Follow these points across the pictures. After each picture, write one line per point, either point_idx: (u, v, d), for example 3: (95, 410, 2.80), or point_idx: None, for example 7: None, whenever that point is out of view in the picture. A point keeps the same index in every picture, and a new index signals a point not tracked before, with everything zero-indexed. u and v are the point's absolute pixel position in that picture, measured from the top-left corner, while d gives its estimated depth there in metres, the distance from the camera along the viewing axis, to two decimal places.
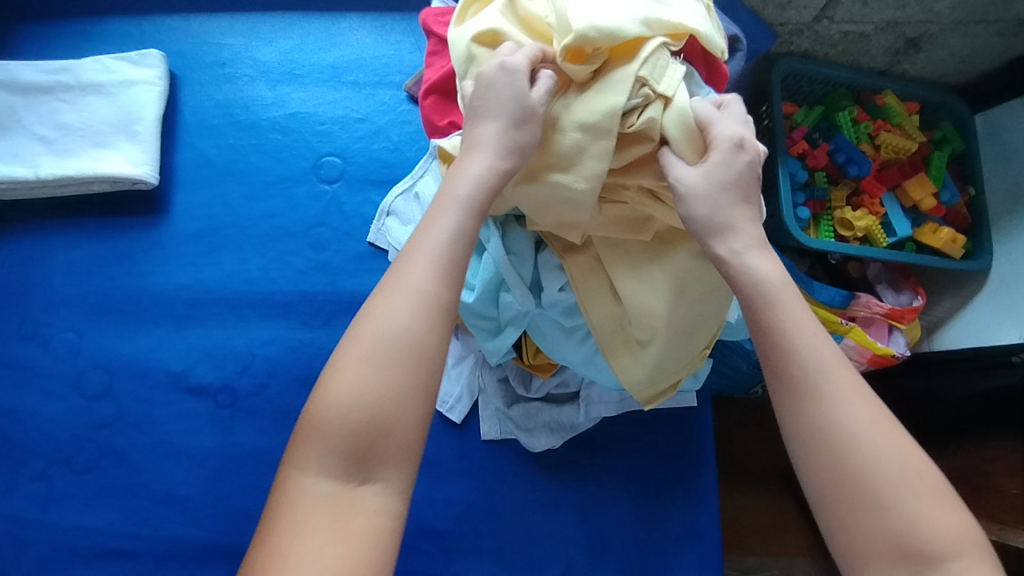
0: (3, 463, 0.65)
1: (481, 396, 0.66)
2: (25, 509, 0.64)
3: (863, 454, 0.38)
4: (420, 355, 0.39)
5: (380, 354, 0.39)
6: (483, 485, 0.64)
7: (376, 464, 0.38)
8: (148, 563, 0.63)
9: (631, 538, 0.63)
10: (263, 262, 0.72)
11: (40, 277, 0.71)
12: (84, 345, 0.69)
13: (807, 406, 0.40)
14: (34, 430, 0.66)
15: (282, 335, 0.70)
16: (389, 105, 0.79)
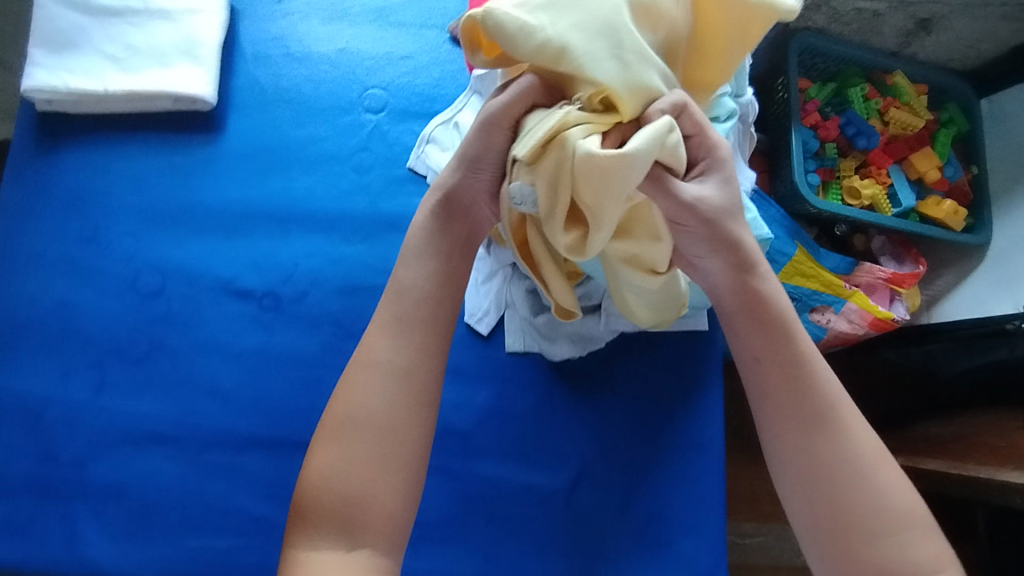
0: (63, 348, 0.71)
1: (508, 310, 0.68)
2: (81, 392, 0.70)
3: (863, 490, 0.47)
4: (388, 429, 0.48)
5: (353, 436, 0.48)
6: (506, 392, 0.67)
7: (359, 531, 0.46)
8: (192, 448, 0.67)
9: (639, 448, 0.64)
10: (309, 182, 0.76)
11: (103, 185, 0.76)
12: (139, 249, 0.74)
13: (821, 444, 0.48)
14: (90, 322, 0.72)
15: (325, 248, 0.73)
16: (433, 44, 0.81)
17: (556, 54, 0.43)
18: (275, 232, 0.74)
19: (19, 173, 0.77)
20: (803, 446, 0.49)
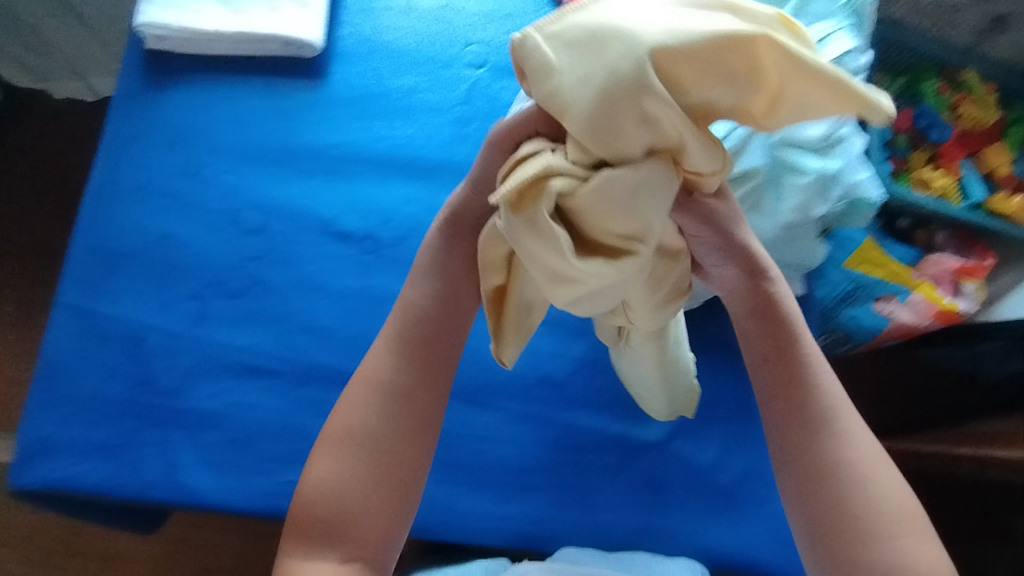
0: (172, 278, 0.88)
1: None
2: (181, 322, 0.86)
3: (859, 487, 0.53)
4: (373, 442, 0.55)
5: (344, 451, 0.55)
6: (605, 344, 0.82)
7: (346, 538, 0.53)
8: (290, 380, 0.83)
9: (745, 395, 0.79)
10: (409, 133, 0.95)
11: (203, 123, 0.96)
12: (242, 186, 0.93)
13: (819, 441, 0.55)
14: (192, 256, 0.89)
15: (418, 195, 0.92)
16: (533, 9, 1.02)
17: (563, 104, 0.43)
18: (362, 177, 0.93)
19: (128, 106, 0.97)
20: (810, 450, 0.55)
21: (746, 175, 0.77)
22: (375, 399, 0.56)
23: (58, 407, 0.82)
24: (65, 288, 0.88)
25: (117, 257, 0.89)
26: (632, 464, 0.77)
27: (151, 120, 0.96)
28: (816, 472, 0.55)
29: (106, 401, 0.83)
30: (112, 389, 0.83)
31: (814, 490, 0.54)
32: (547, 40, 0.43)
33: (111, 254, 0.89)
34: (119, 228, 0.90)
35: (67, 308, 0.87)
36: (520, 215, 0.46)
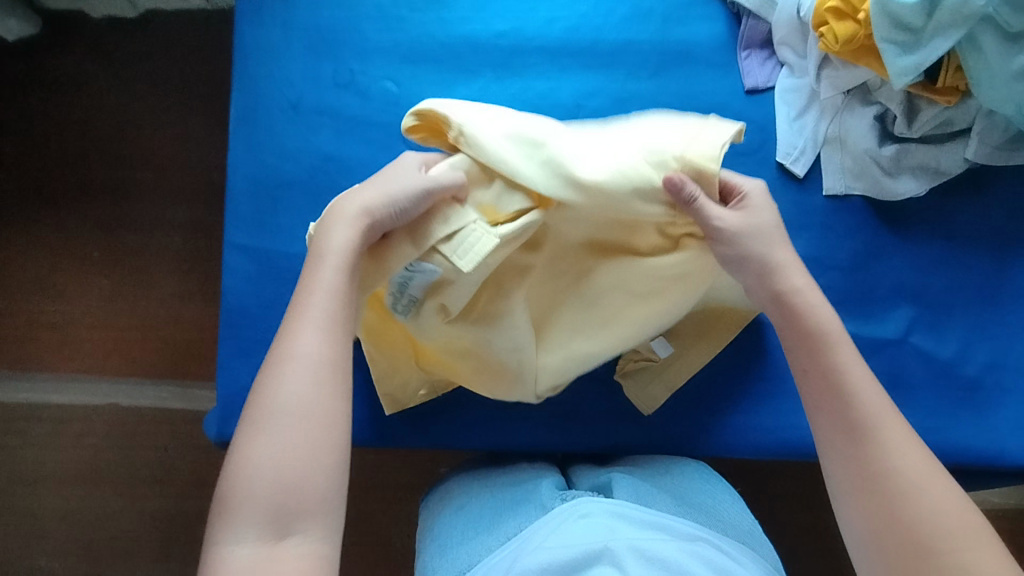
0: (251, 197, 0.74)
1: (826, 150, 0.70)
2: (256, 240, 0.73)
3: (918, 497, 0.48)
4: (320, 416, 0.48)
5: (280, 422, 0.47)
6: (826, 236, 0.71)
7: (296, 519, 0.46)
8: None
9: (969, 294, 0.72)
10: (585, 11, 0.75)
11: (310, 9, 0.76)
12: (304, 94, 0.75)
13: (868, 448, 0.51)
14: (256, 165, 0.74)
15: (608, 87, 0.73)
16: None
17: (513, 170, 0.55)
18: (553, 69, 0.74)
19: (257, 7, 0.76)
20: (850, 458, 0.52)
21: (961, 12, 0.57)
22: (299, 379, 0.48)
23: (247, 364, 0.72)
24: (230, 227, 0.74)
25: (276, 192, 0.74)
26: (746, 390, 0.73)
27: (264, 16, 0.76)
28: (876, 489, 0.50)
29: (242, 323, 0.73)
30: (269, 336, 0.73)
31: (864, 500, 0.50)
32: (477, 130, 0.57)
33: (273, 185, 0.74)
34: (258, 171, 0.74)
35: (236, 250, 0.73)
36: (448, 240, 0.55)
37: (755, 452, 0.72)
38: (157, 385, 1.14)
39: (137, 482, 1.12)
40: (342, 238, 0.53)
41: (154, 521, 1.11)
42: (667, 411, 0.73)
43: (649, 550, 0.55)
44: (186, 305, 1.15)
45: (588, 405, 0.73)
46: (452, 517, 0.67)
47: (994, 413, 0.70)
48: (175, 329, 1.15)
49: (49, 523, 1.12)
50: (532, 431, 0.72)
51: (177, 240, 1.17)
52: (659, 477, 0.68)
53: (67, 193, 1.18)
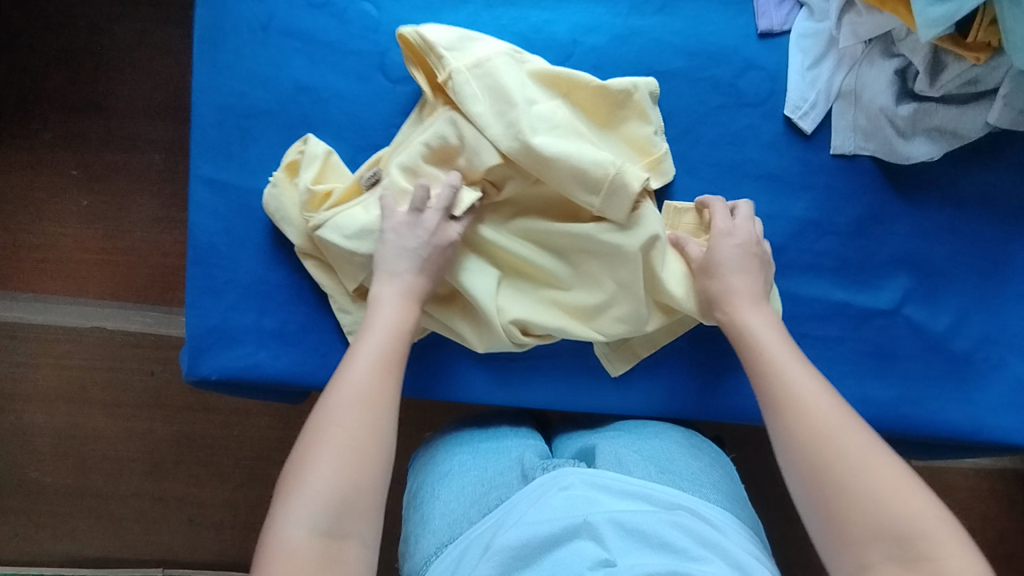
0: (218, 128, 0.69)
1: (838, 105, 0.66)
2: (224, 174, 0.69)
3: (835, 450, 0.49)
4: (380, 436, 0.52)
5: (346, 441, 0.51)
6: (828, 200, 0.67)
7: (350, 523, 0.49)
8: None
9: (972, 266, 0.68)
10: None
11: None
12: (275, 14, 0.68)
13: (790, 421, 0.52)
14: (222, 93, 0.68)
15: (608, 22, 0.67)
16: None
17: (483, 126, 0.60)
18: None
19: None
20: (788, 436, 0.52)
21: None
22: (359, 405, 0.53)
23: (217, 304, 0.70)
24: (196, 159, 0.69)
25: (244, 122, 0.68)
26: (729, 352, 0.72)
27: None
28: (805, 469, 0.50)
29: (212, 260, 0.70)
30: (240, 277, 0.70)
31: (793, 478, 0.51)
32: (470, 71, 0.61)
33: (241, 114, 0.68)
34: (226, 98, 0.68)
35: (204, 184, 0.69)
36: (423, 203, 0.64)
37: (732, 415, 0.72)
38: (139, 310, 1.12)
39: (120, 405, 1.11)
40: (389, 320, 0.59)
41: (139, 443, 1.12)
42: (648, 371, 0.72)
43: (630, 522, 0.54)
44: (167, 230, 1.12)
45: (568, 361, 0.72)
46: (433, 486, 0.69)
47: (980, 388, 0.69)
48: (156, 253, 1.12)
49: (33, 442, 1.12)
50: (507, 386, 0.71)
51: (156, 161, 1.12)
52: (641, 442, 0.67)
53: (42, 104, 1.12)
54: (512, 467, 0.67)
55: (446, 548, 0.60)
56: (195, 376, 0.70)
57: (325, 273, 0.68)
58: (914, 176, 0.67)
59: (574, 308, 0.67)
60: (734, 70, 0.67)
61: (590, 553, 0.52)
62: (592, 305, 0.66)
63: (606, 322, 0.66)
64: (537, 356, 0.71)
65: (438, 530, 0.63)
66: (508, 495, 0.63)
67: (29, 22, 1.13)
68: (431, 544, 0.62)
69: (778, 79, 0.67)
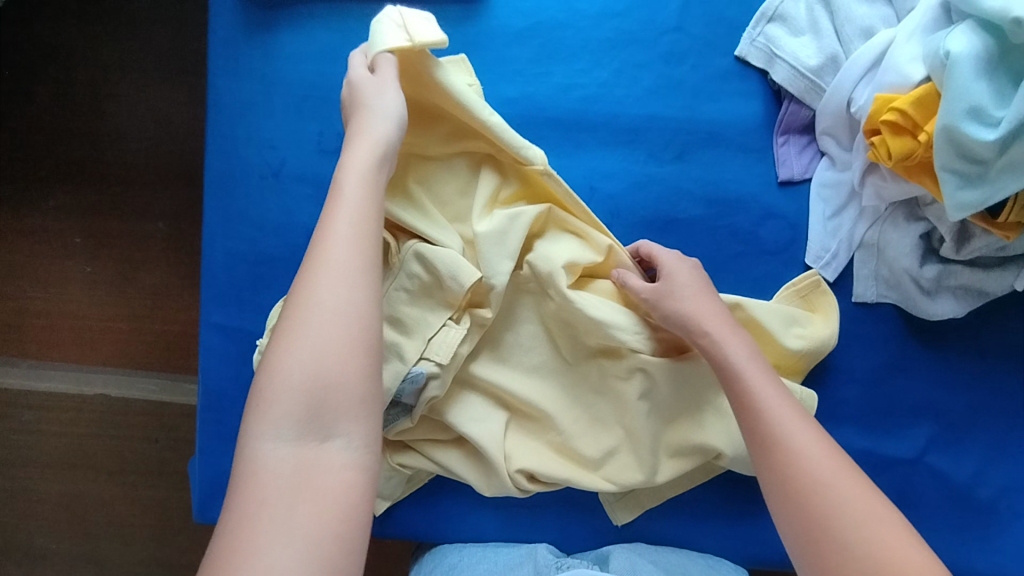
0: (230, 274, 0.68)
1: (860, 255, 0.64)
2: (235, 319, 0.68)
3: (822, 496, 0.46)
4: (352, 318, 0.45)
5: (309, 331, 0.44)
6: (848, 347, 0.66)
7: (330, 422, 0.43)
8: None
9: (998, 414, 0.67)
10: (605, 77, 0.66)
11: (294, 61, 0.67)
12: (287, 159, 0.67)
13: (774, 458, 0.49)
14: (232, 238, 0.67)
15: (627, 169, 0.66)
16: None
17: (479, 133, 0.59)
18: (564, 145, 0.66)
19: (233, 56, 0.67)
20: (776, 463, 0.49)
21: None
22: (329, 289, 0.45)
23: (227, 449, 0.69)
24: (206, 304, 0.68)
25: (256, 267, 0.67)
26: (750, 496, 0.70)
27: (241, 67, 0.67)
28: (785, 488, 0.48)
29: (221, 405, 0.69)
30: None
31: (785, 513, 0.48)
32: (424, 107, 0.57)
33: (252, 261, 0.67)
34: (236, 243, 0.67)
35: (213, 329, 0.68)
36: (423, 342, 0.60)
37: (751, 559, 0.70)
38: (143, 378, 1.10)
39: (125, 482, 1.09)
40: (364, 177, 0.49)
41: (143, 514, 1.10)
42: (662, 514, 0.70)
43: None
44: (174, 298, 1.09)
45: (583, 504, 0.70)
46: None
47: (1003, 536, 0.67)
48: (160, 320, 1.10)
49: (36, 512, 1.09)
50: (523, 528, 0.70)
51: (161, 231, 1.09)
52: (658, 554, 0.67)
53: (39, 174, 1.09)
54: (525, 563, 0.66)
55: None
56: (205, 520, 0.69)
57: None
58: (936, 326, 0.66)
59: (580, 456, 0.67)
60: (753, 219, 0.65)
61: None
62: (598, 455, 0.66)
63: (614, 470, 0.66)
64: (550, 499, 0.70)
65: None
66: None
67: (26, 100, 1.09)
68: None
69: (798, 229, 0.65)
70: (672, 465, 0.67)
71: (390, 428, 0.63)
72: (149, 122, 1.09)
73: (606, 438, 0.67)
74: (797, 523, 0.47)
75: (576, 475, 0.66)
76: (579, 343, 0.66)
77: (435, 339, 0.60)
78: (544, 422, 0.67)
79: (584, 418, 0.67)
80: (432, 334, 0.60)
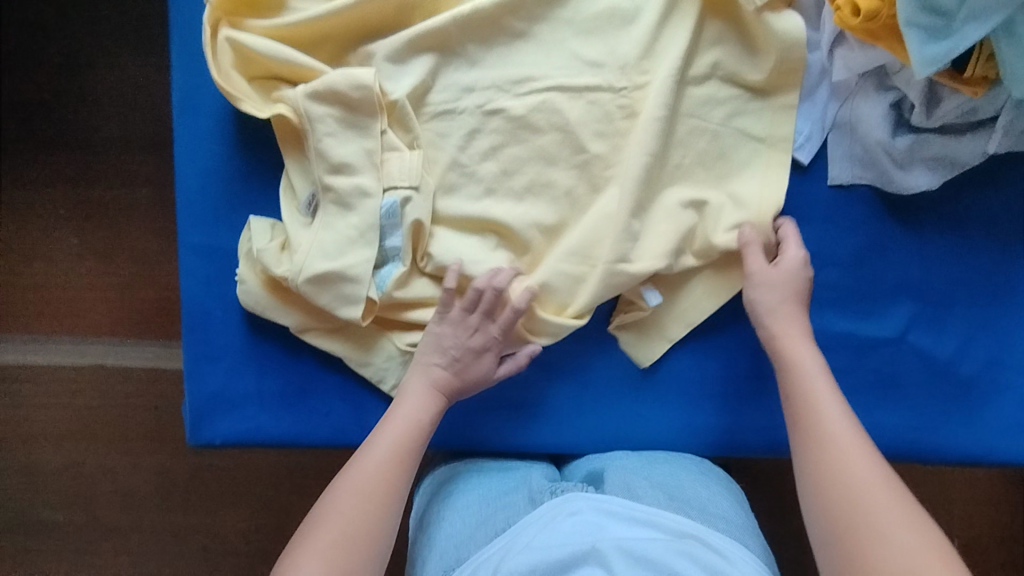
0: (205, 194, 0.67)
1: (835, 133, 0.65)
2: (214, 239, 0.68)
3: (857, 503, 0.52)
4: (368, 542, 0.56)
5: (332, 550, 0.55)
6: (826, 232, 0.67)
7: None
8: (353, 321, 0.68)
9: (979, 289, 0.67)
10: None
11: None
12: None
13: (828, 474, 0.55)
14: (207, 157, 0.67)
15: (596, 64, 0.65)
16: None
17: None
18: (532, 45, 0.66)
19: None
20: (822, 471, 0.55)
21: None
22: (355, 509, 0.57)
23: (217, 369, 0.69)
24: (183, 226, 0.68)
25: (231, 186, 0.68)
26: (740, 390, 0.70)
27: None
28: (828, 492, 0.54)
29: (207, 327, 0.69)
30: (237, 341, 0.69)
31: (834, 501, 0.53)
32: None
33: (226, 178, 0.68)
34: (209, 162, 0.67)
35: (192, 251, 0.68)
36: (383, 171, 0.64)
37: (743, 450, 0.71)
38: (138, 346, 1.09)
39: (128, 449, 1.09)
40: (409, 407, 0.63)
41: (149, 480, 1.10)
42: (653, 416, 0.70)
43: (637, 550, 0.56)
44: (162, 263, 1.08)
45: (571, 408, 0.70)
46: (438, 505, 0.68)
47: (988, 409, 0.69)
48: (151, 289, 1.08)
49: (41, 482, 1.10)
50: (513, 432, 0.70)
51: (144, 195, 1.08)
52: (649, 465, 0.68)
53: (21, 142, 1.09)
54: (519, 489, 0.67)
55: (454, 573, 0.59)
56: (198, 441, 0.70)
57: (326, 337, 0.67)
58: (911, 203, 0.66)
59: (563, 284, 0.66)
60: (722, 108, 0.65)
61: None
62: (580, 274, 0.65)
63: (577, 290, 0.66)
64: (540, 402, 0.70)
65: (445, 554, 0.62)
66: (516, 518, 0.63)
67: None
68: (436, 567, 0.62)
69: (769, 113, 0.65)
70: (653, 260, 0.65)
71: (384, 282, 0.65)
72: (119, 84, 1.07)
73: (595, 251, 0.65)
74: (843, 527, 0.52)
75: (555, 275, 0.65)
76: (569, 212, 0.66)
77: (396, 166, 0.64)
78: (532, 249, 0.67)
79: (568, 271, 0.65)
80: (386, 171, 0.64)
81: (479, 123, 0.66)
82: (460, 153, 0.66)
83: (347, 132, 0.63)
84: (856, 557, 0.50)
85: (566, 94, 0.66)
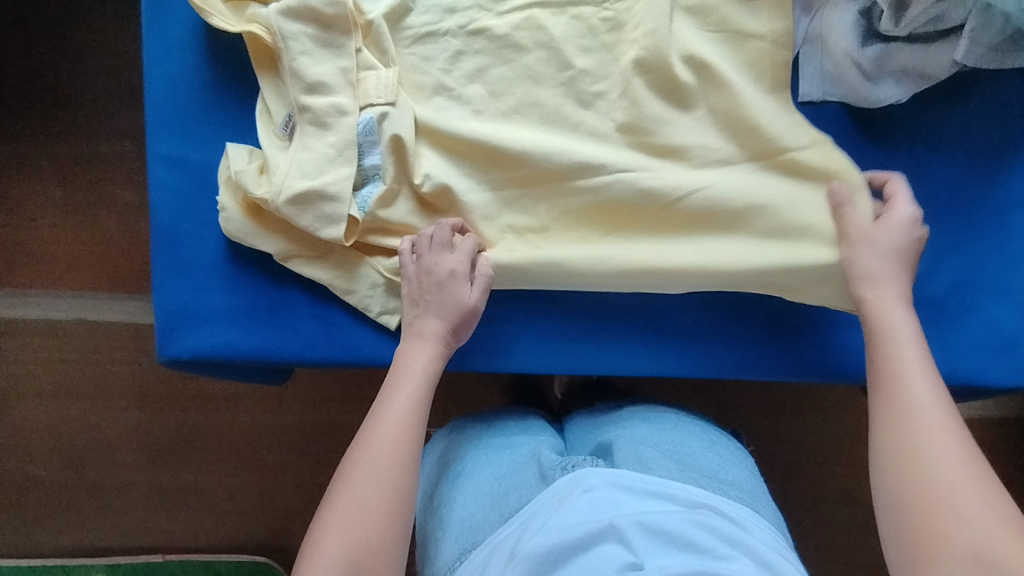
0: (177, 103, 0.68)
1: (806, 49, 0.64)
2: (185, 150, 0.68)
3: (925, 468, 0.49)
4: (394, 488, 0.54)
5: (361, 501, 0.52)
6: None
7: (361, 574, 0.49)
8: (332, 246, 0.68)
9: (950, 211, 0.67)
10: None
11: None
12: None
13: (905, 435, 0.52)
14: (182, 68, 0.68)
15: None
16: None
17: None
18: None
19: None
20: (899, 428, 0.52)
21: None
22: (380, 459, 0.55)
23: (185, 283, 0.69)
24: (154, 137, 0.68)
25: (204, 97, 0.68)
26: (705, 307, 0.70)
27: None
28: (904, 454, 0.51)
29: (178, 241, 0.69)
30: (207, 255, 0.69)
31: (902, 462, 0.51)
32: None
33: (200, 88, 0.68)
34: (182, 72, 0.68)
35: (162, 162, 0.68)
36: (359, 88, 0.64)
37: (708, 370, 0.70)
38: (119, 302, 1.07)
39: (111, 406, 1.08)
40: (421, 357, 0.62)
41: (133, 435, 1.08)
42: (615, 331, 0.70)
43: (654, 523, 0.53)
44: (141, 219, 1.06)
45: (538, 327, 0.70)
46: (449, 489, 0.67)
47: (948, 330, 0.67)
48: (135, 245, 1.07)
49: (24, 437, 1.09)
50: (483, 352, 0.70)
51: (131, 150, 1.06)
52: (660, 445, 0.66)
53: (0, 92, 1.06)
54: (528, 465, 0.65)
55: (470, 555, 0.58)
56: (165, 356, 0.69)
57: (309, 263, 0.67)
58: (879, 121, 0.67)
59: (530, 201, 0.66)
60: None
61: (616, 556, 0.51)
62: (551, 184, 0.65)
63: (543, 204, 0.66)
64: (510, 319, 0.70)
65: (460, 537, 0.61)
66: (528, 496, 0.60)
67: None
68: (452, 550, 0.61)
69: None
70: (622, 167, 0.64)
71: (366, 205, 0.64)
72: (108, 35, 1.06)
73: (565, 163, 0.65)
74: (902, 490, 0.50)
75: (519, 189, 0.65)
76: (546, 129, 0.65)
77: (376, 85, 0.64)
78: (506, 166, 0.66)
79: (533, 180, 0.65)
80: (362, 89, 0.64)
81: (459, 42, 0.66)
82: (445, 76, 0.66)
83: (320, 51, 0.64)
84: (916, 521, 0.48)
85: (545, 9, 0.66)
